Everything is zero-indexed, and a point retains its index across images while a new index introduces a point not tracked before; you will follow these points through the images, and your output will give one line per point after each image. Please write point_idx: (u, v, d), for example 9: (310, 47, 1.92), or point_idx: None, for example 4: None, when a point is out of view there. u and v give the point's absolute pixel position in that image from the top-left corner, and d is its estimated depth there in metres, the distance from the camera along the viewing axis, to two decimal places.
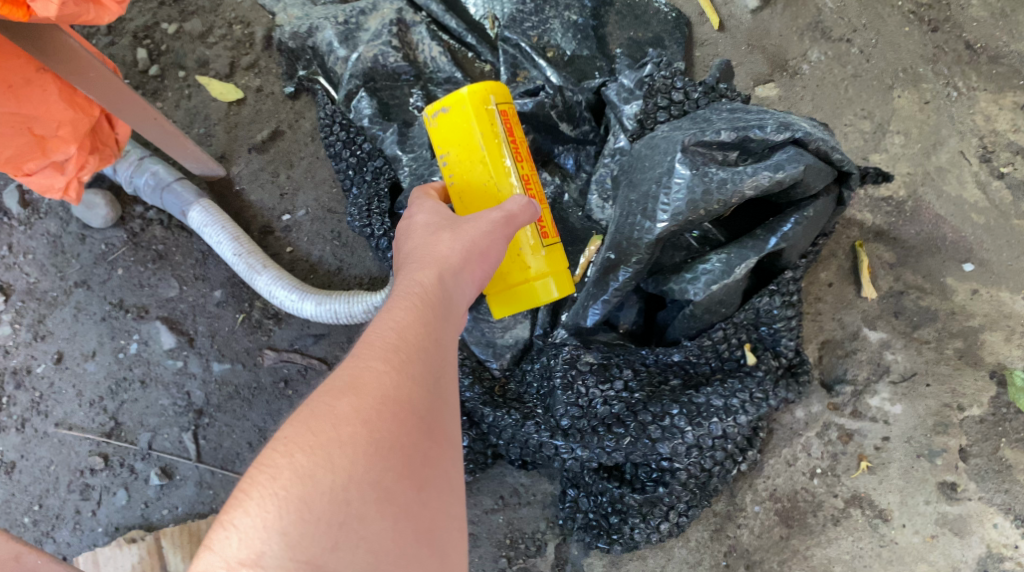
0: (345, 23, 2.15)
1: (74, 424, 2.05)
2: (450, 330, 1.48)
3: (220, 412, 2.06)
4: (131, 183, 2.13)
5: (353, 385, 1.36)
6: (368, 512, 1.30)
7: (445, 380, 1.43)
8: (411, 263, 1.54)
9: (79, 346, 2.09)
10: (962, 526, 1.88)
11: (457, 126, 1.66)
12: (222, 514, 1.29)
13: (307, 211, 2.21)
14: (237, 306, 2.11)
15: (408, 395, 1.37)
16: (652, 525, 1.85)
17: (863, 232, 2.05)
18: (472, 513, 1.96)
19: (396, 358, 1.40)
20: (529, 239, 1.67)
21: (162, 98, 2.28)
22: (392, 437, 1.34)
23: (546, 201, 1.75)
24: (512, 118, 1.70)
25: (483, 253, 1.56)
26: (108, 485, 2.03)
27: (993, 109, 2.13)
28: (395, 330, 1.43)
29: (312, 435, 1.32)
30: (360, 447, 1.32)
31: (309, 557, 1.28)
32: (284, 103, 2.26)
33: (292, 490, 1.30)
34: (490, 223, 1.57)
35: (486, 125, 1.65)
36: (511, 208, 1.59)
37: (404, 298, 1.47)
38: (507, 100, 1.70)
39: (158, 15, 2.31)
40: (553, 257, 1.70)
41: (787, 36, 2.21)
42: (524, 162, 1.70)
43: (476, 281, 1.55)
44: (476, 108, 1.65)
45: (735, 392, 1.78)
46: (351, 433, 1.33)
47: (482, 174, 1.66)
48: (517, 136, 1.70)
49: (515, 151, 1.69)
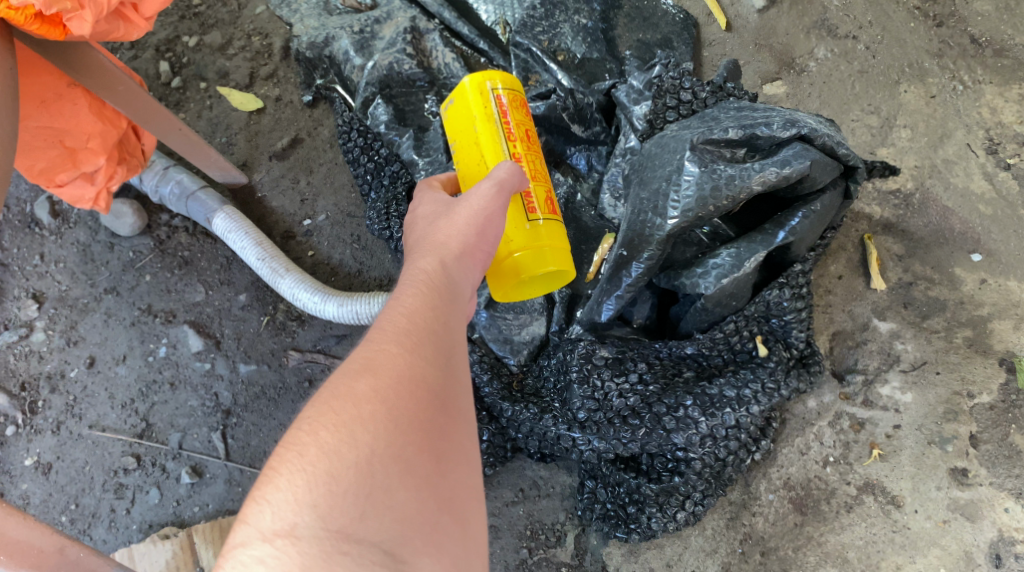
0: (360, 32, 2.22)
1: (106, 426, 2.12)
2: (460, 308, 1.50)
3: (247, 411, 2.12)
4: (157, 192, 2.19)
5: (368, 366, 1.38)
6: (393, 485, 1.33)
7: (457, 357, 1.45)
8: (418, 246, 1.56)
9: (111, 350, 2.16)
10: (974, 511, 1.91)
11: (459, 113, 1.73)
12: (254, 489, 1.31)
13: (327, 216, 2.27)
14: (263, 308, 2.18)
15: (422, 373, 1.40)
16: (669, 515, 1.90)
17: (871, 225, 2.09)
18: (493, 505, 2.01)
19: (409, 339, 1.42)
20: (519, 212, 1.68)
21: (184, 108, 2.35)
22: (411, 413, 1.37)
23: (547, 182, 1.75)
24: (517, 104, 1.74)
25: (488, 232, 1.58)
26: (141, 484, 2.09)
27: (999, 101, 2.17)
28: (405, 311, 1.45)
29: (334, 414, 1.35)
30: (381, 424, 1.35)
31: (340, 526, 1.30)
32: (303, 112, 2.33)
33: (320, 464, 1.32)
34: (487, 197, 1.58)
35: (481, 107, 1.71)
36: (499, 174, 1.61)
37: (413, 280, 1.49)
38: (515, 89, 1.76)
39: (179, 28, 2.39)
40: (545, 231, 1.69)
41: (794, 34, 2.26)
42: (522, 141, 1.73)
43: (480, 263, 1.57)
44: (472, 92, 1.72)
45: (747, 382, 1.82)
46: (371, 411, 1.35)
47: (477, 154, 1.71)
48: (520, 120, 1.74)
49: (513, 131, 1.72)
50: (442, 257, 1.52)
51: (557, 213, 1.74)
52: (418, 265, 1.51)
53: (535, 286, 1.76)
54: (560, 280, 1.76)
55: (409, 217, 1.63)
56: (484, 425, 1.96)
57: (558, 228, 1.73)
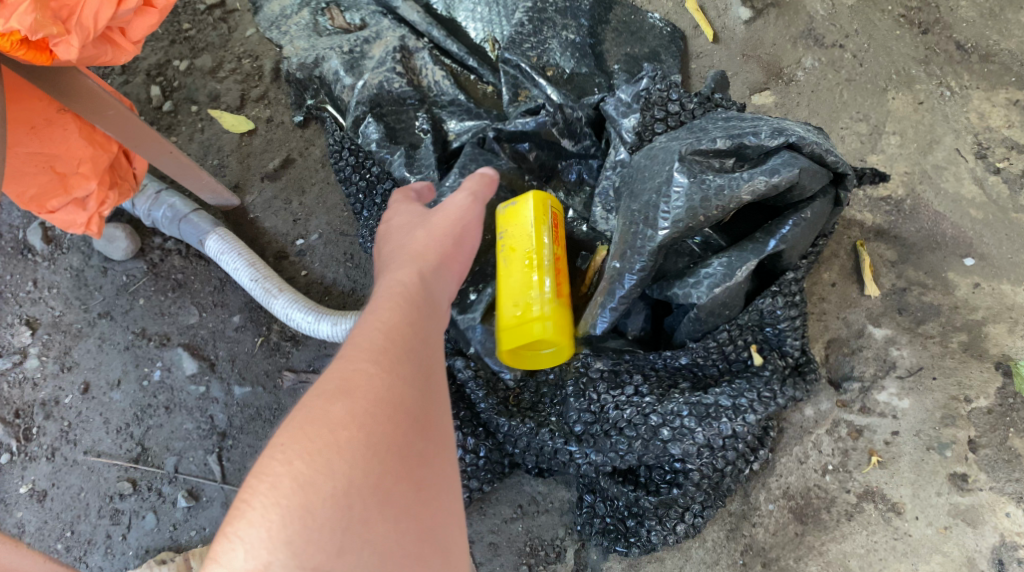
0: (350, 52, 2.23)
1: (102, 451, 2.11)
2: (436, 323, 1.53)
3: (243, 433, 2.11)
4: (150, 216, 2.19)
5: (344, 388, 1.37)
6: (370, 514, 1.32)
7: (435, 375, 1.45)
8: (393, 260, 1.63)
9: (105, 375, 2.15)
10: (975, 516, 1.90)
11: (508, 206, 1.86)
12: (226, 526, 1.30)
13: (320, 235, 2.27)
14: (256, 329, 2.17)
15: (401, 395, 1.39)
16: (668, 527, 1.88)
17: (863, 232, 2.10)
18: (492, 523, 2.00)
19: (386, 359, 1.42)
20: (543, 287, 1.79)
21: (176, 132, 2.35)
22: (389, 437, 1.36)
23: (566, 276, 1.86)
24: (558, 190, 1.87)
25: (462, 241, 1.68)
26: (137, 510, 2.08)
27: (987, 106, 2.17)
28: (382, 329, 1.45)
29: (309, 442, 1.34)
30: (358, 451, 1.34)
31: (316, 563, 1.29)
32: (294, 132, 2.33)
33: (295, 498, 1.31)
34: (462, 207, 1.71)
35: (532, 179, 1.84)
36: (472, 186, 1.75)
37: (389, 295, 1.52)
38: (558, 175, 1.88)
39: (170, 53, 2.40)
40: (560, 311, 1.80)
41: (781, 45, 2.27)
42: (556, 224, 1.85)
43: (455, 272, 1.64)
44: (527, 200, 1.83)
45: (743, 392, 1.81)
46: (348, 437, 1.34)
47: (521, 222, 1.82)
48: (559, 233, 1.85)
49: (552, 210, 1.84)
50: (418, 269, 1.59)
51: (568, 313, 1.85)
52: (396, 279, 1.56)
53: (540, 355, 1.84)
54: (559, 358, 1.84)
55: (383, 229, 1.73)
56: (481, 441, 1.93)
57: (567, 315, 1.82)
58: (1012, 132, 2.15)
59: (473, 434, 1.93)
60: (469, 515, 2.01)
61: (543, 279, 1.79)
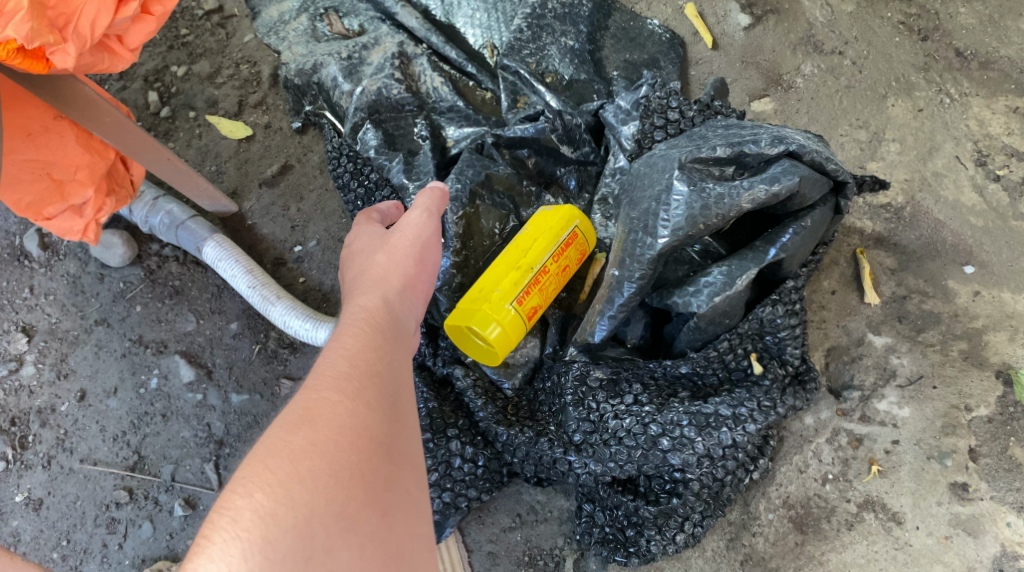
0: (348, 58, 2.22)
1: (98, 460, 2.09)
2: (401, 348, 1.51)
3: (240, 441, 2.10)
4: (147, 223, 2.19)
5: (306, 418, 1.36)
6: (334, 543, 1.30)
7: (401, 400, 1.44)
8: (357, 287, 1.61)
9: (101, 382, 2.14)
10: (976, 525, 1.89)
11: (544, 210, 1.91)
12: (187, 562, 1.28)
13: (318, 241, 2.25)
14: (254, 336, 2.16)
15: (364, 421, 1.38)
16: (668, 537, 1.88)
17: (863, 239, 2.09)
18: (490, 532, 1.99)
19: (349, 386, 1.40)
20: (512, 291, 1.84)
21: (173, 138, 2.34)
22: (352, 465, 1.34)
23: (542, 309, 1.90)
24: (580, 245, 1.92)
25: (422, 264, 1.66)
26: (133, 518, 2.06)
27: (986, 113, 2.17)
28: (345, 356, 1.44)
29: (270, 473, 1.32)
30: (320, 481, 1.32)
31: None
32: (292, 138, 2.32)
33: (256, 530, 1.29)
34: (419, 225, 1.69)
35: (562, 219, 1.89)
36: (425, 201, 1.73)
37: (353, 322, 1.51)
38: (588, 236, 1.93)
39: (168, 58, 2.39)
40: (514, 317, 1.84)
41: (781, 51, 2.27)
42: (558, 266, 1.89)
43: (418, 296, 1.63)
44: (560, 217, 1.89)
45: (743, 402, 1.80)
46: (309, 466, 1.33)
47: (529, 240, 1.88)
48: (565, 260, 1.90)
49: (559, 253, 1.88)
50: (382, 296, 1.57)
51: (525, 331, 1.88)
52: (359, 305, 1.54)
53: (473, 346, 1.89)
54: (490, 359, 1.87)
55: (345, 253, 1.71)
56: (480, 450, 1.90)
57: (520, 328, 1.86)
58: (1012, 140, 2.15)
59: (472, 443, 1.90)
60: (467, 524, 2.00)
61: (518, 283, 1.84)
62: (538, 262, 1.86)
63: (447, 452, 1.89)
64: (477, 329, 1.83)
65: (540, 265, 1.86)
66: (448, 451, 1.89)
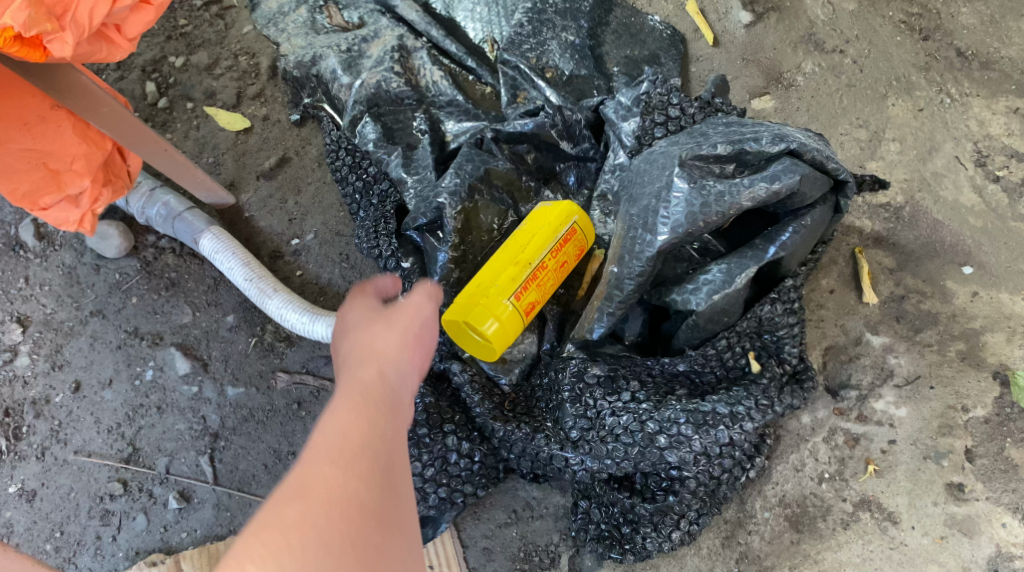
0: (347, 51, 2.21)
1: (92, 451, 2.09)
2: (399, 414, 1.47)
3: (235, 434, 2.09)
4: (143, 214, 2.18)
5: (300, 489, 1.32)
6: None
7: (396, 468, 1.40)
8: (354, 349, 1.55)
9: (96, 374, 2.13)
10: (971, 526, 1.89)
11: (543, 206, 1.91)
12: None
13: (316, 235, 2.24)
14: (250, 329, 2.15)
15: (360, 493, 1.34)
16: (664, 534, 1.87)
17: (862, 239, 2.09)
18: (486, 527, 1.99)
19: (345, 457, 1.36)
20: (510, 287, 1.84)
21: (171, 129, 2.33)
22: (345, 537, 1.31)
23: (539, 305, 1.89)
24: (578, 242, 1.91)
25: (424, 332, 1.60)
26: (127, 510, 2.05)
27: (987, 114, 2.17)
28: (342, 424, 1.40)
29: (262, 546, 1.28)
30: (312, 554, 1.29)
31: None
32: (290, 131, 2.31)
33: None
34: (421, 304, 1.62)
35: (561, 216, 1.89)
36: (429, 289, 1.65)
37: (352, 388, 1.46)
38: (587, 233, 1.92)
39: (166, 49, 2.38)
40: (512, 314, 1.83)
41: (781, 49, 2.26)
42: (555, 262, 1.88)
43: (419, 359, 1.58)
44: (559, 213, 1.89)
45: (741, 400, 1.79)
46: (300, 538, 1.29)
47: (528, 237, 1.87)
48: (563, 256, 1.89)
49: (558, 250, 1.88)
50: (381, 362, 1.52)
51: (522, 327, 1.88)
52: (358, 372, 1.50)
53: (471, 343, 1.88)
54: (487, 355, 1.87)
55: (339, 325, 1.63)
56: (476, 445, 1.89)
57: (518, 324, 1.85)
58: (1012, 140, 2.14)
59: (468, 439, 1.89)
60: (463, 519, 2.00)
61: (516, 280, 1.84)
62: (537, 258, 1.85)
63: (443, 447, 1.87)
64: (474, 325, 1.82)
65: (538, 261, 1.86)
66: (444, 447, 1.87)
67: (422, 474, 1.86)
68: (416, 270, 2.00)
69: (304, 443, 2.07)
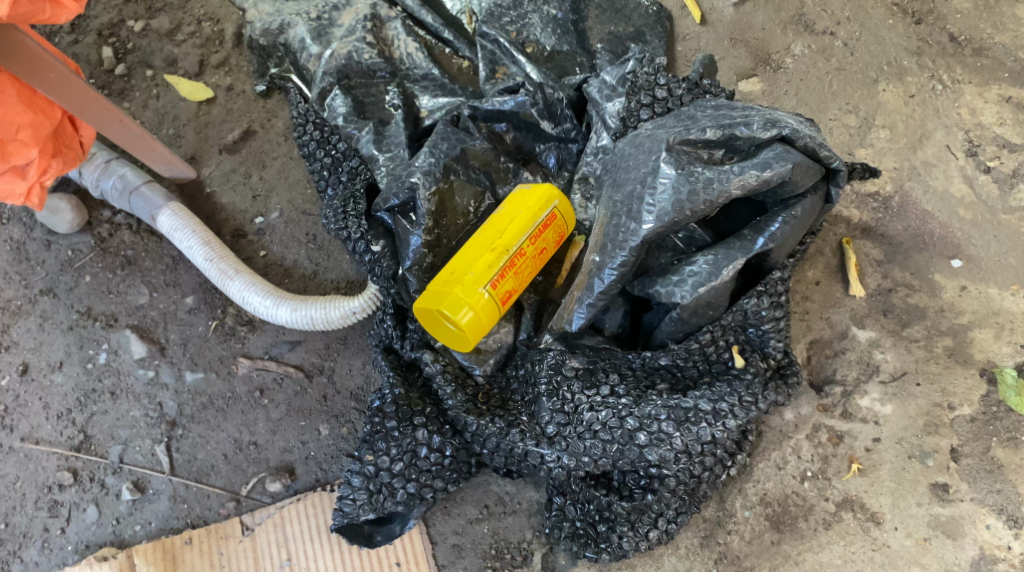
0: (317, 19, 2.08)
1: (41, 439, 1.98)
2: None
3: (193, 422, 1.99)
4: (98, 187, 2.07)
5: None
6: None
7: None
8: None
9: (46, 356, 2.02)
10: (955, 528, 1.84)
11: (523, 188, 1.82)
12: None
13: (281, 213, 2.13)
14: (210, 312, 2.05)
15: None
16: (640, 533, 1.80)
17: (849, 229, 2.02)
18: (456, 523, 1.91)
19: None
20: (485, 275, 1.75)
21: (129, 98, 2.21)
22: None
23: (517, 294, 1.81)
24: (558, 228, 1.82)
25: None
26: (77, 502, 1.95)
27: (978, 102, 2.10)
28: None
29: None
30: None
31: None
32: (255, 102, 2.20)
33: None
34: None
35: (540, 201, 1.79)
36: None
37: None
38: (568, 218, 1.83)
39: (124, 12, 2.25)
40: (487, 304, 1.75)
41: (770, 30, 2.18)
42: (533, 249, 1.79)
43: None
44: (538, 197, 1.80)
45: (723, 396, 1.73)
46: None
47: (505, 222, 1.79)
48: (542, 243, 1.80)
49: (536, 236, 1.79)
50: None
51: (498, 318, 1.79)
52: None
53: (444, 333, 1.80)
54: (460, 346, 1.79)
55: None
56: (448, 439, 1.80)
57: (493, 314, 1.77)
58: (1004, 130, 2.07)
59: (439, 432, 1.80)
60: (432, 515, 1.92)
61: (492, 268, 1.76)
62: (513, 245, 1.77)
63: (413, 441, 1.79)
64: (448, 314, 1.74)
65: (515, 248, 1.77)
66: (414, 440, 1.79)
67: (390, 469, 1.77)
68: (387, 254, 1.90)
69: (266, 433, 1.97)
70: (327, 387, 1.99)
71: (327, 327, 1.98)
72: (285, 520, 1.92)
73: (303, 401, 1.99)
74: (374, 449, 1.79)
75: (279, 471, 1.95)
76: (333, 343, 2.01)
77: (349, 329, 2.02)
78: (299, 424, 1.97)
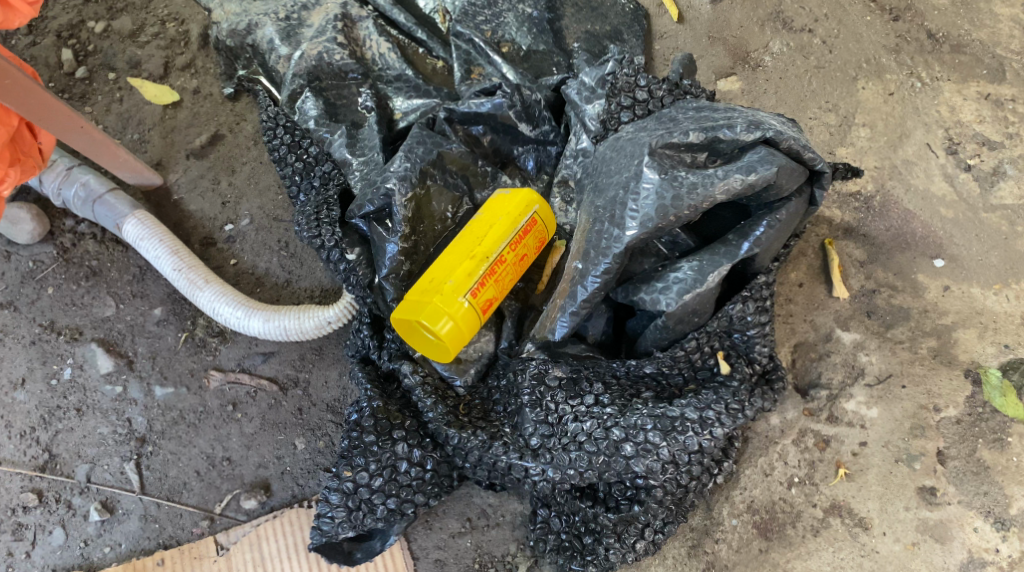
0: (286, 19, 2.03)
1: (3, 459, 1.91)
2: None
3: (164, 439, 1.92)
4: (60, 196, 2.00)
5: None
6: None
7: None
8: None
9: (7, 373, 1.94)
10: (943, 532, 1.82)
11: (502, 193, 1.77)
12: None
13: (251, 220, 2.07)
14: (180, 324, 1.98)
15: None
16: (627, 545, 1.76)
17: (832, 229, 1.99)
18: (438, 538, 1.87)
19: None
20: (464, 284, 1.70)
21: (91, 102, 2.14)
22: None
23: (497, 302, 1.76)
24: (538, 233, 1.77)
25: None
26: (43, 524, 1.88)
27: (958, 99, 2.07)
28: None
29: None
30: None
31: None
32: (223, 105, 2.13)
33: None
34: None
35: (520, 207, 1.75)
36: None
37: None
38: (548, 223, 1.79)
39: (84, 12, 2.18)
40: (466, 313, 1.70)
41: (748, 27, 2.15)
42: (513, 256, 1.75)
43: None
44: (518, 202, 1.75)
45: (710, 404, 1.69)
46: None
47: (484, 228, 1.74)
48: (523, 249, 1.76)
49: (515, 243, 1.75)
50: None
51: (478, 327, 1.75)
52: None
53: (422, 343, 1.75)
54: (439, 356, 1.74)
55: None
56: (429, 453, 1.75)
57: (474, 323, 1.72)
58: (983, 128, 2.05)
59: (420, 446, 1.75)
60: (414, 530, 1.88)
61: (471, 278, 1.71)
62: (493, 253, 1.72)
63: (392, 455, 1.73)
64: (426, 324, 1.69)
65: (494, 256, 1.72)
66: (394, 455, 1.73)
67: (369, 485, 1.72)
68: (362, 262, 1.84)
69: (240, 449, 1.91)
70: (302, 399, 1.93)
71: (302, 337, 1.92)
72: (261, 539, 1.87)
73: (278, 414, 1.93)
74: (352, 464, 1.73)
75: (254, 488, 1.90)
76: (307, 353, 1.96)
77: (324, 339, 1.96)
78: (275, 438, 1.92)
